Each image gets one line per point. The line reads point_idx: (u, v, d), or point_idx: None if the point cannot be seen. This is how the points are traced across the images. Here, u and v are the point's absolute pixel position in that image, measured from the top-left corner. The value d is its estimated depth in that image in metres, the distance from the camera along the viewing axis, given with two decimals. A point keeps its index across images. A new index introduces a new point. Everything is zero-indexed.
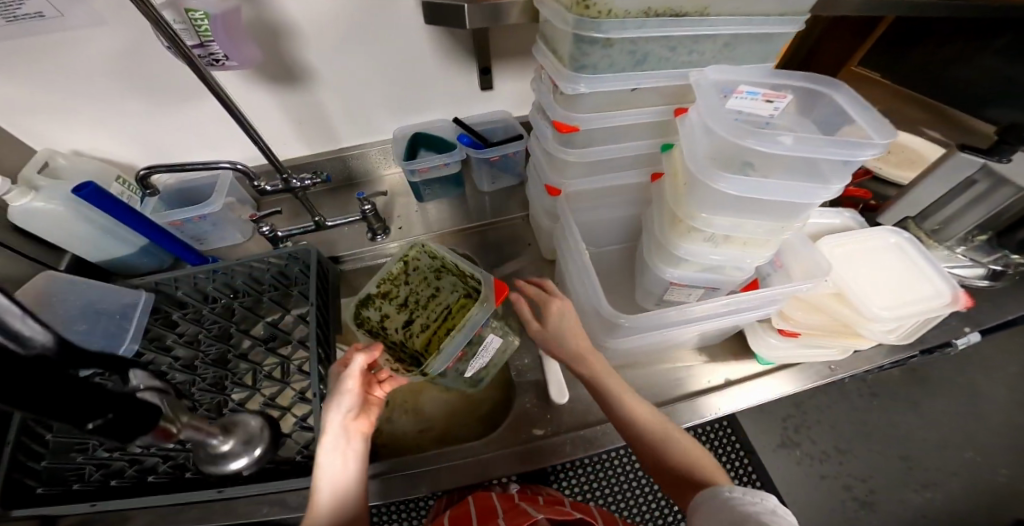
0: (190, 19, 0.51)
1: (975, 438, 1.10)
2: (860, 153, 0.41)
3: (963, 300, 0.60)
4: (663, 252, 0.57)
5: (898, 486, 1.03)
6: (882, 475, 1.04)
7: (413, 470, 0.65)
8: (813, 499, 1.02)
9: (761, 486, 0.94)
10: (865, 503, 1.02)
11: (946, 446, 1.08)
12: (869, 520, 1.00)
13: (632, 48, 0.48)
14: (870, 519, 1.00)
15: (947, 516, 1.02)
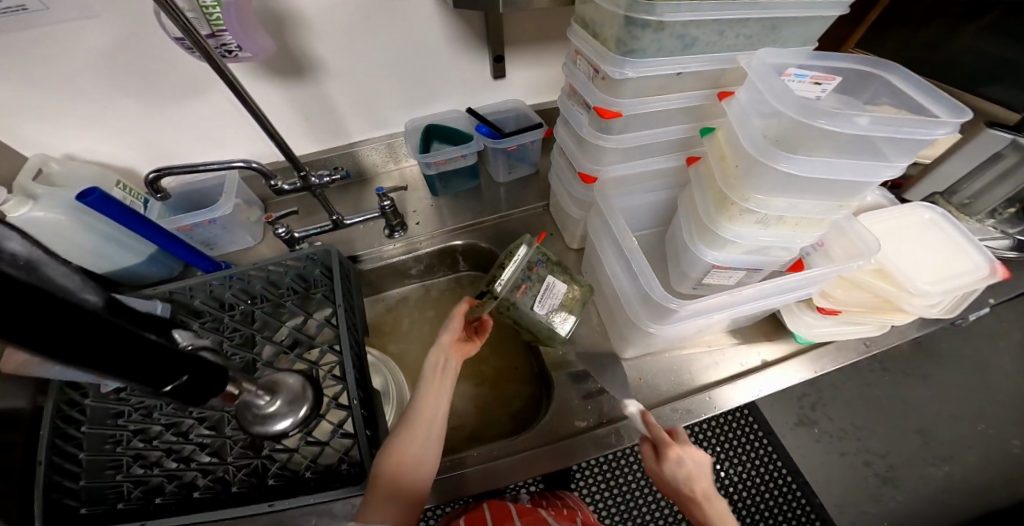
0: (201, 7, 0.48)
1: (987, 410, 1.11)
2: (932, 132, 0.41)
3: (1001, 271, 0.59)
4: (706, 234, 0.55)
5: (919, 461, 1.04)
6: (903, 451, 1.05)
7: (451, 473, 0.63)
8: (836, 477, 1.01)
9: (785, 467, 0.96)
10: (887, 479, 1.02)
11: (961, 419, 1.10)
12: (892, 495, 1.01)
13: (681, 33, 0.47)
14: (894, 494, 1.01)
15: (969, 490, 1.03)
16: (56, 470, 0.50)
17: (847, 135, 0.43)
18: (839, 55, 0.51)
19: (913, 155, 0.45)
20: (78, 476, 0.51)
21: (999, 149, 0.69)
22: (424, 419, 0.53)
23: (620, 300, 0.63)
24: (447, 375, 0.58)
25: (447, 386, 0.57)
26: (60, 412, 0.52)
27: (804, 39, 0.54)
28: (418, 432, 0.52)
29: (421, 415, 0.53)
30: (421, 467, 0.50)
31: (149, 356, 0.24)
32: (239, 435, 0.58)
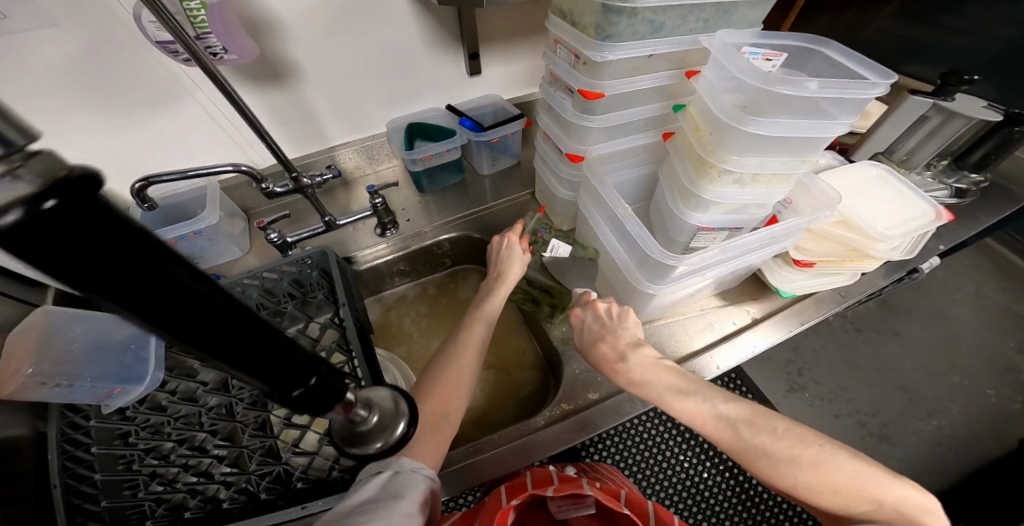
0: (185, 10, 0.48)
1: (955, 362, 1.21)
2: (870, 91, 0.46)
3: (946, 214, 0.66)
4: (689, 198, 0.59)
5: (906, 417, 1.12)
6: (890, 408, 1.14)
7: (471, 458, 0.64)
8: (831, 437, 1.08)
9: None
10: (881, 437, 1.10)
11: (934, 373, 1.19)
12: (889, 452, 1.08)
13: (651, 18, 0.52)
14: (891, 451, 1.08)
15: (957, 441, 1.10)
16: (73, 493, 0.49)
17: (804, 99, 0.48)
18: (782, 33, 0.55)
19: (856, 114, 0.50)
20: (97, 497, 0.50)
21: (924, 112, 0.77)
22: (450, 379, 0.57)
23: (618, 268, 0.67)
24: (483, 337, 0.62)
25: (477, 354, 0.61)
26: (65, 435, 0.51)
27: (751, 22, 0.59)
28: (444, 397, 0.56)
29: (446, 382, 0.57)
30: (445, 422, 0.54)
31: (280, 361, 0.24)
32: (256, 441, 0.58)
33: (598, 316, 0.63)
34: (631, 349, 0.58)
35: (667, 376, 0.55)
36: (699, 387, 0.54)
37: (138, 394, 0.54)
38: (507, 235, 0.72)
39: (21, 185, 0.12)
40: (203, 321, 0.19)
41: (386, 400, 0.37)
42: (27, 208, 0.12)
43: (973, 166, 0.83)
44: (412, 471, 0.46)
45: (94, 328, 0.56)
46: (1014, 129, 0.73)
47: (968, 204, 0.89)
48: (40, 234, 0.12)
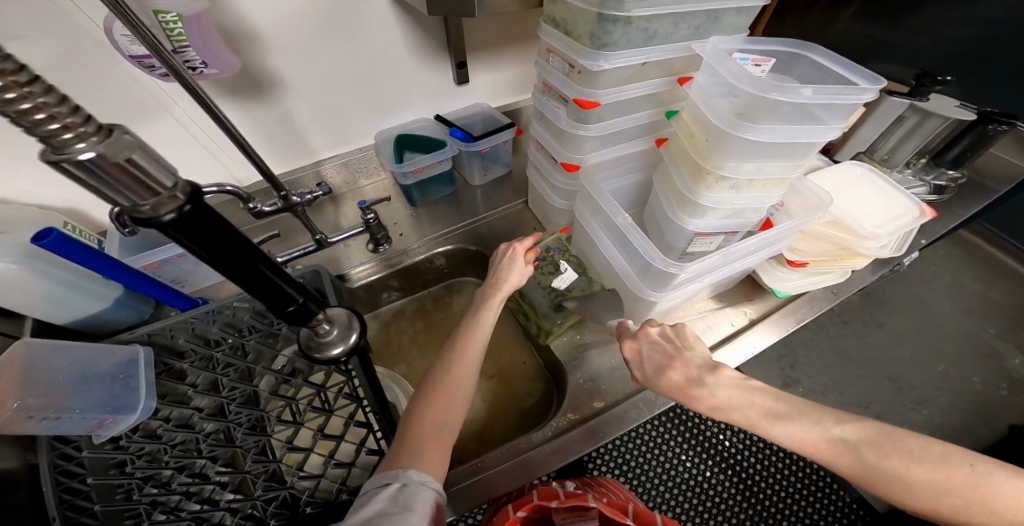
0: (160, 22, 0.47)
1: (940, 350, 1.25)
2: (859, 96, 0.47)
3: (928, 211, 0.68)
4: (686, 204, 0.59)
5: (895, 405, 1.17)
6: (880, 398, 1.18)
7: (476, 477, 0.63)
8: None
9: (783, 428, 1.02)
10: None
11: (921, 363, 1.23)
12: None
13: (644, 26, 0.52)
14: None
15: (947, 428, 1.14)
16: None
17: (798, 105, 0.48)
18: (769, 39, 0.56)
19: (845, 119, 0.51)
20: None
21: (901, 111, 0.79)
22: (449, 386, 0.55)
23: (618, 274, 0.68)
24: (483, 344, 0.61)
25: (477, 360, 0.59)
26: (58, 467, 0.48)
27: (738, 28, 0.60)
28: (443, 404, 0.54)
29: (448, 385, 0.55)
30: (444, 428, 0.52)
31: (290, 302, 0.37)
32: (258, 467, 0.58)
33: (657, 340, 0.63)
34: (706, 372, 0.57)
35: (757, 399, 0.53)
36: (800, 409, 0.51)
37: (130, 424, 0.51)
38: (512, 244, 0.72)
39: (175, 201, 0.24)
40: (238, 258, 0.31)
41: (342, 316, 0.47)
42: (176, 211, 0.24)
43: (950, 163, 0.85)
44: (420, 484, 0.45)
45: (81, 358, 0.53)
46: (988, 126, 0.75)
47: (946, 199, 0.93)
48: (181, 220, 0.25)
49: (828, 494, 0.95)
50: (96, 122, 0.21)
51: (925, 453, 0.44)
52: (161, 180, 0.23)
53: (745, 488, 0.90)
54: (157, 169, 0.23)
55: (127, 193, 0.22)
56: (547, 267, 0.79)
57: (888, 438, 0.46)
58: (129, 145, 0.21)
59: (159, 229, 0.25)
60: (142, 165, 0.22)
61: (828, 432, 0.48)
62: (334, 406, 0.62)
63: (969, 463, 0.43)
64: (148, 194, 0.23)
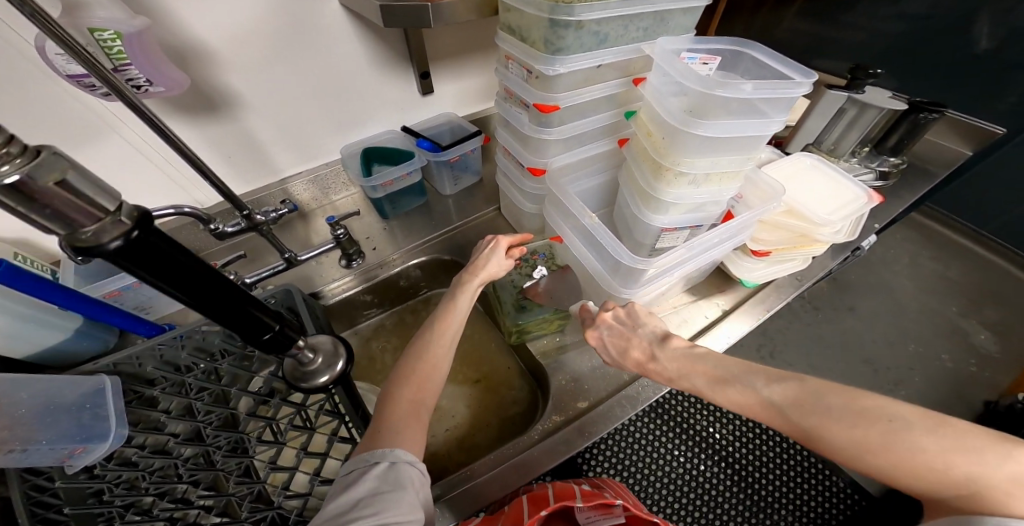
0: (97, 40, 0.45)
1: (906, 330, 1.31)
2: (796, 89, 0.50)
3: (875, 196, 0.72)
4: (651, 201, 0.60)
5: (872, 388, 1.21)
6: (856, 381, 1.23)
7: (467, 486, 0.62)
8: None
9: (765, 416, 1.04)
10: None
11: (890, 342, 1.29)
12: None
13: (596, 30, 0.54)
14: None
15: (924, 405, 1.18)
16: None
17: (742, 100, 0.51)
18: (712, 39, 0.59)
19: (787, 112, 0.53)
20: None
21: (842, 104, 0.84)
22: (425, 368, 0.55)
23: (591, 273, 0.69)
24: (456, 332, 0.60)
25: (451, 343, 0.59)
26: (32, 498, 0.51)
27: (686, 29, 0.62)
28: (420, 385, 0.54)
29: (424, 365, 0.55)
30: (421, 408, 0.53)
31: (249, 316, 0.38)
32: (243, 488, 0.62)
33: (614, 324, 0.62)
34: (657, 347, 0.57)
35: (700, 366, 0.52)
36: (737, 373, 0.50)
37: (103, 452, 0.53)
38: (496, 237, 0.70)
39: (122, 227, 0.26)
40: (208, 287, 0.33)
41: (327, 344, 0.54)
42: (122, 237, 0.25)
43: (891, 150, 0.89)
44: (408, 463, 0.46)
45: (44, 390, 0.52)
46: (920, 115, 0.81)
47: (892, 185, 0.98)
48: (130, 249, 0.26)
49: (818, 478, 0.97)
50: (27, 147, 0.22)
51: (836, 409, 0.42)
52: (104, 205, 0.25)
53: (741, 481, 0.91)
54: (98, 196, 0.24)
55: (63, 220, 0.23)
56: (527, 268, 0.76)
57: (808, 397, 0.44)
58: (61, 166, 0.22)
59: (105, 258, 0.25)
60: (77, 187, 0.23)
61: (760, 395, 0.47)
62: (313, 425, 0.68)
63: (884, 418, 0.39)
64: (91, 221, 0.24)
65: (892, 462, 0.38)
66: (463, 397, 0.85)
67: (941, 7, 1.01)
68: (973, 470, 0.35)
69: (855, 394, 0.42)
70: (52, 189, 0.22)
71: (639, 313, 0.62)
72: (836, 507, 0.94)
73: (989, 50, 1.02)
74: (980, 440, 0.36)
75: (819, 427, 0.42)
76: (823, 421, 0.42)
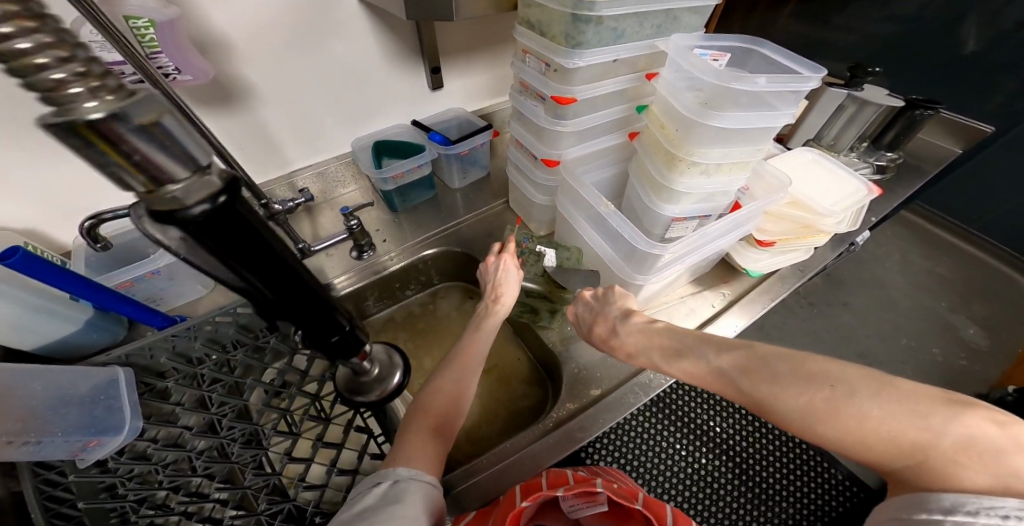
0: (132, 28, 0.46)
1: (900, 325, 1.35)
2: (805, 84, 0.52)
3: (875, 189, 0.75)
4: (663, 191, 0.62)
5: None
6: None
7: (485, 473, 0.63)
8: None
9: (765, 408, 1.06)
10: None
11: (884, 337, 1.33)
12: None
13: (615, 25, 0.55)
14: None
15: None
16: None
17: (754, 93, 0.53)
18: (723, 36, 0.61)
19: (795, 106, 0.55)
20: None
21: (840, 102, 0.88)
22: (444, 399, 0.61)
23: (604, 262, 0.71)
24: (475, 369, 0.66)
25: (470, 377, 0.64)
26: (44, 493, 0.51)
27: (696, 27, 0.64)
28: (433, 414, 0.59)
29: (442, 397, 0.61)
30: (440, 431, 0.58)
31: (298, 292, 0.39)
32: (259, 481, 0.62)
33: (588, 302, 0.67)
34: (620, 322, 0.61)
35: (658, 340, 0.56)
36: (692, 344, 0.52)
37: (116, 446, 0.53)
38: (501, 255, 0.75)
39: (208, 189, 0.26)
40: (269, 264, 0.34)
41: (383, 354, 0.69)
42: (207, 202, 0.26)
43: (888, 146, 0.92)
44: (409, 478, 0.50)
45: (56, 382, 0.54)
46: (916, 112, 0.84)
47: (887, 181, 1.02)
48: (210, 216, 0.27)
49: (817, 471, 0.99)
50: (121, 86, 0.21)
51: (788, 377, 0.42)
52: (198, 162, 0.25)
53: (744, 471, 0.93)
54: (189, 145, 0.24)
55: (153, 171, 0.23)
56: (530, 258, 0.79)
57: (759, 366, 0.45)
58: (156, 108, 0.22)
59: (184, 223, 0.26)
60: (170, 131, 0.22)
61: (712, 364, 0.49)
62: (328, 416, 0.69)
63: (830, 384, 0.40)
64: (177, 174, 0.24)
65: (846, 433, 0.38)
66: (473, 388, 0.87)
67: (925, 9, 1.04)
68: (924, 437, 0.36)
69: (807, 362, 0.43)
70: (147, 127, 0.21)
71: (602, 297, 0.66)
72: (835, 498, 0.96)
73: (977, 52, 1.05)
74: (926, 403, 0.37)
75: (771, 393, 0.43)
76: (778, 388, 0.43)
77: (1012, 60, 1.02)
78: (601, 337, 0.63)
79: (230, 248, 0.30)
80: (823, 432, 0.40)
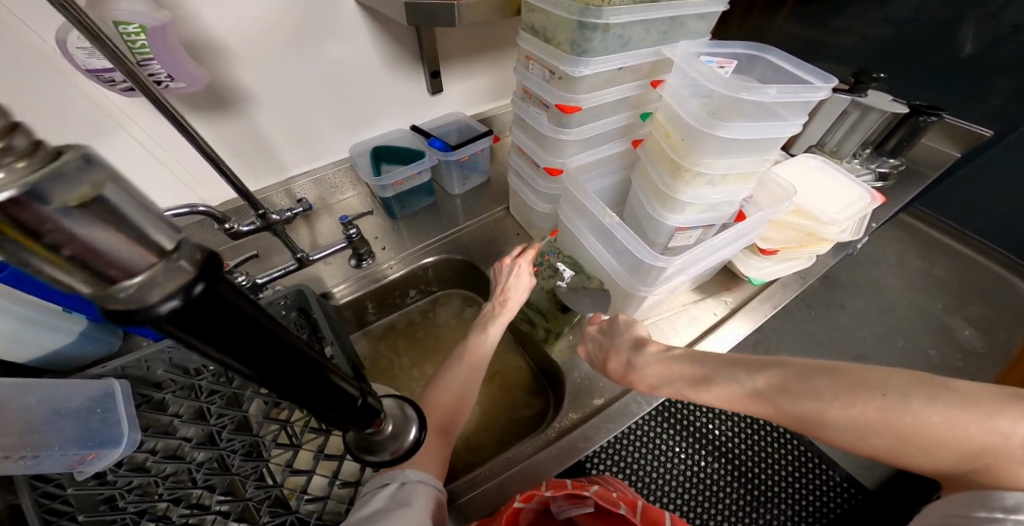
0: (121, 33, 0.45)
1: (897, 326, 1.35)
2: (815, 94, 0.51)
3: (878, 196, 0.74)
4: (668, 200, 0.61)
5: None
6: None
7: (487, 485, 0.62)
8: None
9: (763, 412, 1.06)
10: None
11: (881, 338, 1.33)
12: None
13: (621, 33, 0.54)
14: None
15: None
16: None
17: (764, 104, 0.52)
18: (731, 43, 0.60)
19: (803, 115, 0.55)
20: None
21: (843, 108, 0.89)
22: (448, 400, 0.60)
23: (607, 272, 0.70)
24: (478, 373, 0.64)
25: (469, 378, 0.63)
26: (43, 506, 0.49)
27: (701, 33, 0.64)
28: (433, 413, 0.58)
29: (442, 399, 0.60)
30: (441, 431, 0.57)
31: (322, 388, 0.30)
32: (260, 492, 0.61)
33: (595, 337, 0.67)
34: (634, 355, 0.59)
35: (677, 368, 0.55)
36: (717, 369, 0.51)
37: (116, 458, 0.51)
38: (516, 260, 0.74)
39: (182, 278, 0.19)
40: (278, 360, 0.26)
41: (393, 408, 0.45)
42: (182, 293, 0.19)
43: (891, 152, 0.91)
44: (418, 481, 0.49)
45: (49, 395, 0.51)
46: (920, 118, 0.83)
47: (887, 186, 1.01)
48: (186, 310, 0.19)
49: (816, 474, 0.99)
50: (39, 146, 0.15)
51: (835, 391, 0.42)
52: (158, 243, 0.18)
53: (745, 478, 0.92)
54: (153, 226, 0.18)
55: (100, 267, 0.16)
56: (546, 271, 0.77)
57: (802, 384, 0.44)
58: (96, 177, 0.16)
59: (151, 325, 0.19)
60: (118, 207, 0.16)
61: (744, 386, 0.48)
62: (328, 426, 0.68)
63: (883, 392, 0.40)
64: (140, 268, 0.17)
65: (901, 442, 0.39)
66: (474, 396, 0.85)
67: (925, 10, 1.03)
68: (985, 438, 0.36)
69: (855, 371, 0.42)
70: (79, 206, 0.15)
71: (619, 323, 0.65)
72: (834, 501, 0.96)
73: (975, 54, 1.05)
74: (984, 403, 0.37)
75: (817, 411, 0.42)
76: (826, 405, 0.42)
77: (1007, 62, 1.02)
78: (617, 371, 0.61)
79: (222, 346, 0.22)
80: (880, 444, 0.41)
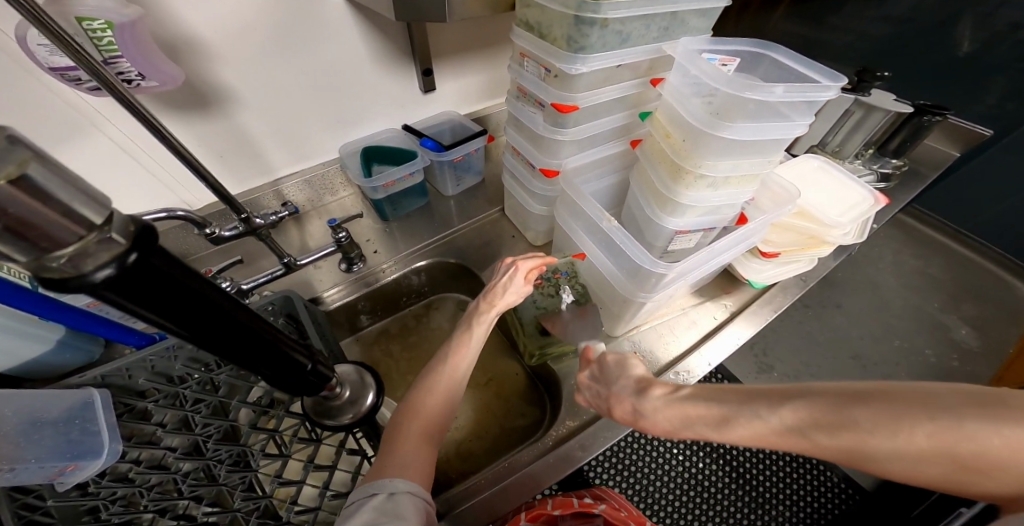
0: (85, 29, 0.43)
1: (893, 325, 1.34)
2: (822, 93, 0.49)
3: (882, 198, 0.72)
4: (667, 203, 0.59)
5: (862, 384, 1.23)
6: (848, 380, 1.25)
7: (486, 493, 0.60)
8: None
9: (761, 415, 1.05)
10: None
11: (877, 338, 1.31)
12: None
13: (620, 29, 0.52)
14: None
15: None
16: None
17: (769, 103, 0.50)
18: (733, 41, 0.58)
19: (809, 115, 0.53)
20: None
21: (847, 107, 0.88)
22: (436, 402, 0.57)
23: (604, 275, 0.69)
24: (464, 373, 0.60)
25: (457, 379, 0.59)
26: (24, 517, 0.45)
27: (702, 31, 0.61)
28: (420, 417, 0.55)
29: (430, 402, 0.56)
30: (427, 435, 0.54)
31: (264, 351, 0.34)
32: (249, 503, 0.58)
33: (590, 384, 0.60)
34: (637, 400, 0.49)
35: (694, 411, 0.43)
36: (737, 405, 0.40)
37: (96, 470, 0.46)
38: (515, 261, 0.69)
39: (114, 249, 0.22)
40: (218, 327, 0.29)
41: (353, 377, 0.58)
42: (115, 262, 0.22)
43: (893, 152, 0.90)
44: (407, 493, 0.47)
45: (27, 405, 0.47)
46: (924, 118, 0.81)
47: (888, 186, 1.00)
48: (121, 277, 0.22)
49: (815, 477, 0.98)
50: None
51: (879, 420, 0.32)
52: (91, 219, 0.20)
53: (746, 485, 0.89)
54: (78, 203, 0.20)
55: (31, 242, 0.19)
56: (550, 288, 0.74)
57: (835, 414, 0.34)
58: (16, 160, 0.18)
59: (89, 289, 0.21)
60: (44, 187, 0.19)
61: (771, 425, 0.38)
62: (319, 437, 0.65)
63: (928, 414, 0.31)
64: (69, 239, 0.20)
65: (961, 468, 0.30)
66: (468, 403, 0.83)
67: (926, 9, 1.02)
68: None
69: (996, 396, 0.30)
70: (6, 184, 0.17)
71: (612, 365, 0.57)
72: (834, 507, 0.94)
73: None
74: None
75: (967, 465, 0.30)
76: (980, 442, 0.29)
77: None
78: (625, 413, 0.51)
79: (163, 311, 0.25)
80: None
